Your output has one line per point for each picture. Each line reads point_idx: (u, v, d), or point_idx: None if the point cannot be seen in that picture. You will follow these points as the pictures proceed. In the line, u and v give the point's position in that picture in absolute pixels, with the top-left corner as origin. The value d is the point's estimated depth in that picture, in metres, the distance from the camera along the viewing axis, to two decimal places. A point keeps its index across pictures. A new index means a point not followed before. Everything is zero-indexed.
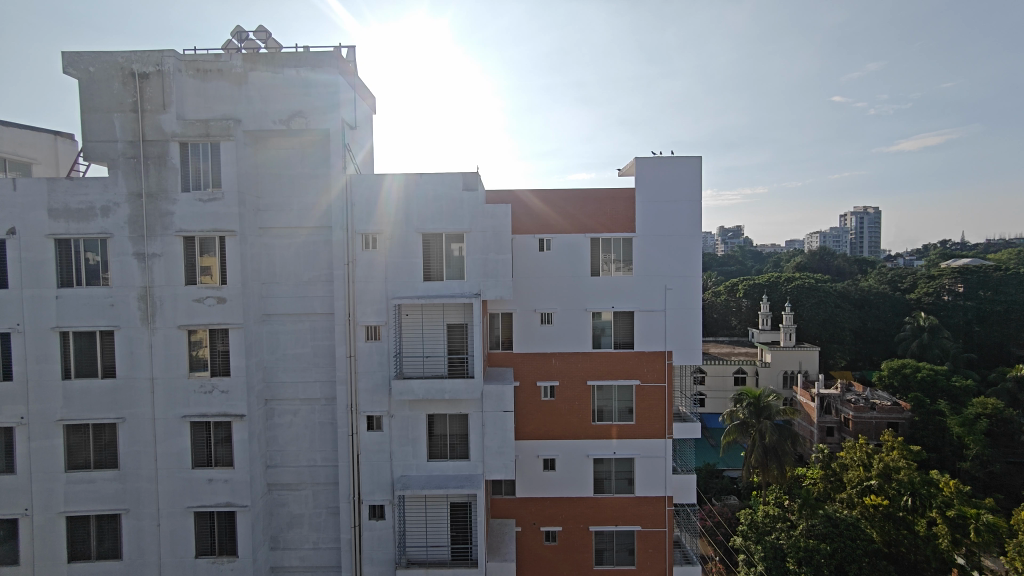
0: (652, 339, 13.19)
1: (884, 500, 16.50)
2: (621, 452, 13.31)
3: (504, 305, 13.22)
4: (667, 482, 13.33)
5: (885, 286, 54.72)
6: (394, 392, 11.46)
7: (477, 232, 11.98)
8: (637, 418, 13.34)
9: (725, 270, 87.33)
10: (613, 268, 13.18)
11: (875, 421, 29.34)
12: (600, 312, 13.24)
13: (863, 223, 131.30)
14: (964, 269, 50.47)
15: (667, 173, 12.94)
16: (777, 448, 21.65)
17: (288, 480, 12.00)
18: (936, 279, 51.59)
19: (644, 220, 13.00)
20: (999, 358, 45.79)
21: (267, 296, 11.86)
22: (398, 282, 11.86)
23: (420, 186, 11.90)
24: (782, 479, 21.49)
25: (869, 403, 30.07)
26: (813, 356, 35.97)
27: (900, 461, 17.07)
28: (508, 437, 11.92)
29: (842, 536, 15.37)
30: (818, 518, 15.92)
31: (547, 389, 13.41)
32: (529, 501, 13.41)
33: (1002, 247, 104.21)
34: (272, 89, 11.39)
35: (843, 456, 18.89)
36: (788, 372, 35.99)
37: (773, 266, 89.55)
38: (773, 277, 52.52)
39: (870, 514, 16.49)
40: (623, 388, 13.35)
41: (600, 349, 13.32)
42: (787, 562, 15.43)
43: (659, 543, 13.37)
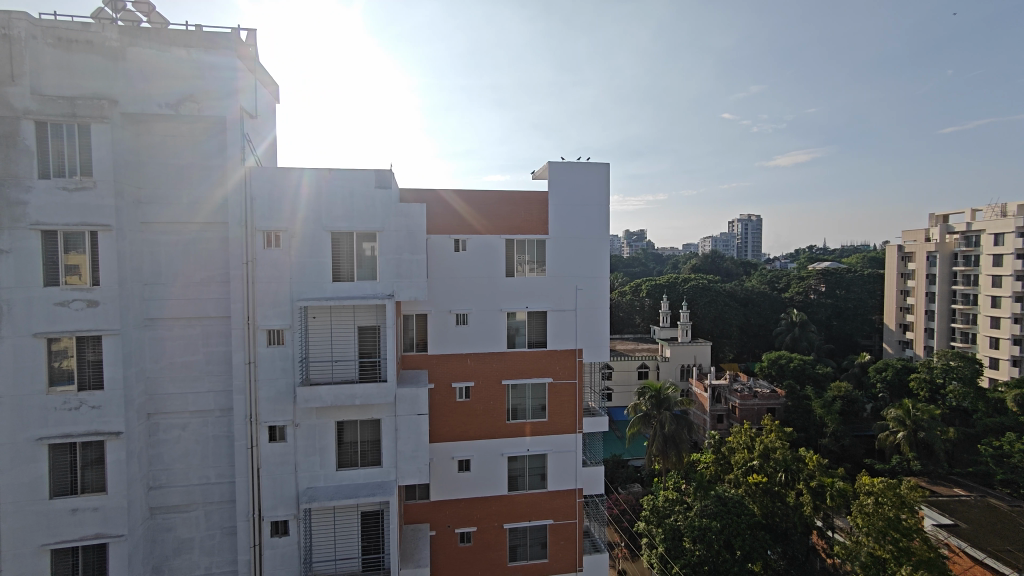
0: (565, 338, 13.66)
1: (763, 477, 18.40)
2: (535, 448, 13.63)
3: (418, 306, 13.00)
4: (577, 475, 13.88)
5: (765, 285, 61.30)
6: (300, 400, 10.81)
7: (390, 231, 11.67)
8: (550, 415, 13.75)
9: (630, 271, 93.07)
10: (528, 269, 13.47)
11: (757, 406, 32.79)
12: (515, 312, 13.47)
13: (745, 229, 146.55)
14: (825, 270, 57.94)
15: (578, 178, 13.47)
16: (674, 436, 23.37)
17: (175, 502, 10.86)
18: (804, 279, 58.73)
19: (557, 223, 13.43)
20: (850, 347, 53.33)
21: (149, 298, 10.65)
22: (304, 282, 11.20)
23: (330, 182, 11.37)
24: (680, 464, 23.25)
25: (752, 390, 33.49)
26: (705, 349, 39.33)
27: (775, 441, 19.12)
28: (422, 440, 11.74)
29: (729, 513, 16.93)
30: (709, 499, 17.37)
31: (463, 390, 13.39)
32: (444, 503, 13.30)
33: (852, 253, 121.80)
34: (157, 68, 10.27)
35: (730, 439, 20.75)
36: (685, 365, 39.03)
37: (671, 267, 96.96)
38: (671, 277, 56.66)
39: (753, 491, 18.26)
40: (536, 386, 13.69)
41: (514, 349, 13.55)
42: (683, 541, 16.82)
43: (570, 534, 13.87)
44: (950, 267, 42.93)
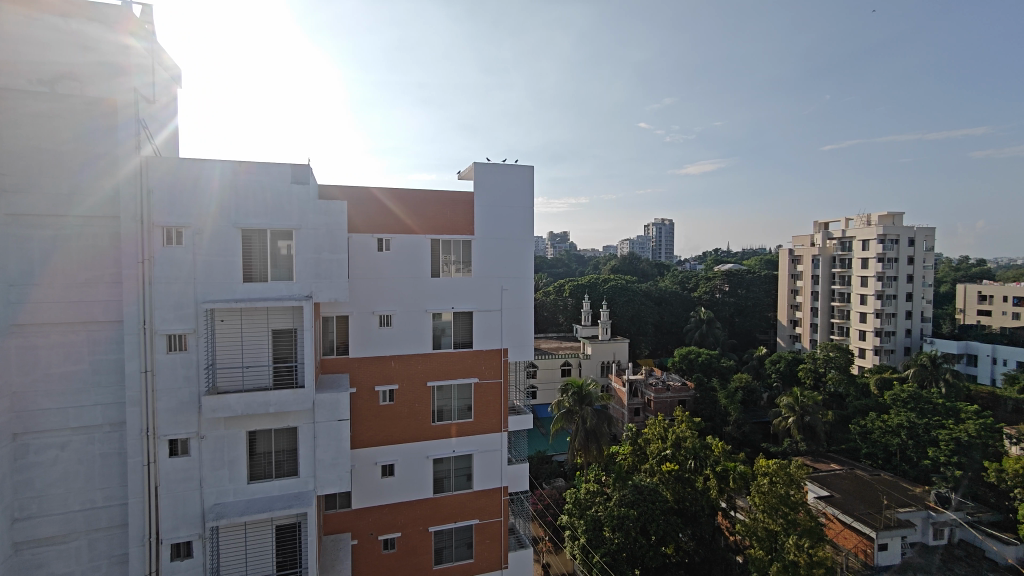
0: (490, 337, 13.77)
1: (675, 465, 19.70)
2: (460, 449, 13.62)
3: (339, 307, 12.54)
4: (502, 473, 14.07)
5: (676, 285, 65.51)
6: (206, 410, 10.01)
7: (308, 229, 11.13)
8: (475, 415, 13.80)
9: (553, 273, 95.59)
10: (453, 269, 13.43)
11: (669, 399, 34.97)
12: (440, 313, 13.37)
13: (659, 232, 155.76)
14: (728, 272, 62.98)
15: (503, 179, 13.64)
16: (595, 431, 24.36)
17: (49, 533, 9.54)
18: (710, 280, 63.47)
19: (482, 223, 13.51)
20: (749, 342, 58.41)
21: (17, 302, 9.18)
22: (211, 283, 10.41)
23: (244, 176, 10.67)
24: (600, 457, 24.24)
25: (665, 384, 35.67)
26: (623, 346, 41.26)
27: (686, 430, 20.50)
28: (343, 447, 11.32)
29: (645, 500, 17.90)
30: (627, 488, 18.29)
31: (386, 393, 13.08)
32: (366, 511, 12.92)
33: (750, 255, 133.62)
34: (26, 39, 9.05)
35: (646, 431, 21.97)
36: (604, 362, 40.70)
37: (592, 268, 100.81)
38: (591, 278, 58.86)
39: (666, 478, 19.50)
40: (462, 387, 13.67)
41: (440, 350, 13.45)
42: (603, 531, 17.60)
43: (496, 532, 14.04)
44: (829, 268, 48.53)
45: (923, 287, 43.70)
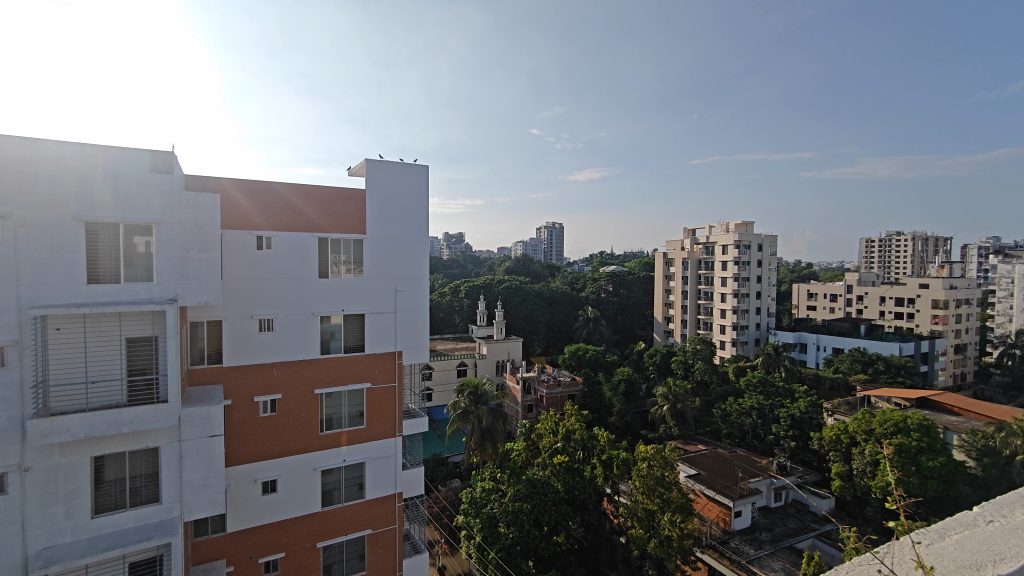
0: (383, 340, 13.39)
1: (566, 456, 20.73)
2: (351, 458, 13.06)
3: (210, 312, 11.40)
4: (397, 479, 13.75)
5: (566, 286, 68.80)
6: (33, 436, 8.38)
7: (171, 224, 10.02)
8: (368, 421, 13.31)
9: (449, 273, 95.25)
10: (343, 269, 12.85)
11: (560, 394, 36.66)
12: (329, 316, 12.73)
13: (550, 234, 162.15)
14: (613, 274, 67.20)
15: (397, 177, 13.34)
16: (491, 429, 24.66)
17: None
18: (596, 281, 66.77)
19: (374, 222, 13.06)
20: (630, 338, 63.30)
21: None
22: (42, 285, 8.78)
23: (90, 162, 9.25)
24: (495, 455, 24.65)
25: (556, 380, 37.32)
26: (517, 345, 42.39)
27: (575, 423, 21.64)
28: (216, 466, 10.31)
29: (537, 493, 18.60)
30: (521, 483, 18.87)
31: (267, 404, 12.14)
32: (243, 533, 11.87)
33: (631, 257, 144.33)
34: None
35: (539, 426, 22.83)
36: (500, 361, 41.47)
37: (488, 268, 102.14)
38: (487, 278, 59.64)
39: (557, 470, 20.46)
40: (353, 393, 13.11)
41: (329, 355, 12.77)
42: (499, 527, 17.95)
43: (389, 540, 13.66)
44: (696, 270, 54.27)
45: (769, 287, 50.66)
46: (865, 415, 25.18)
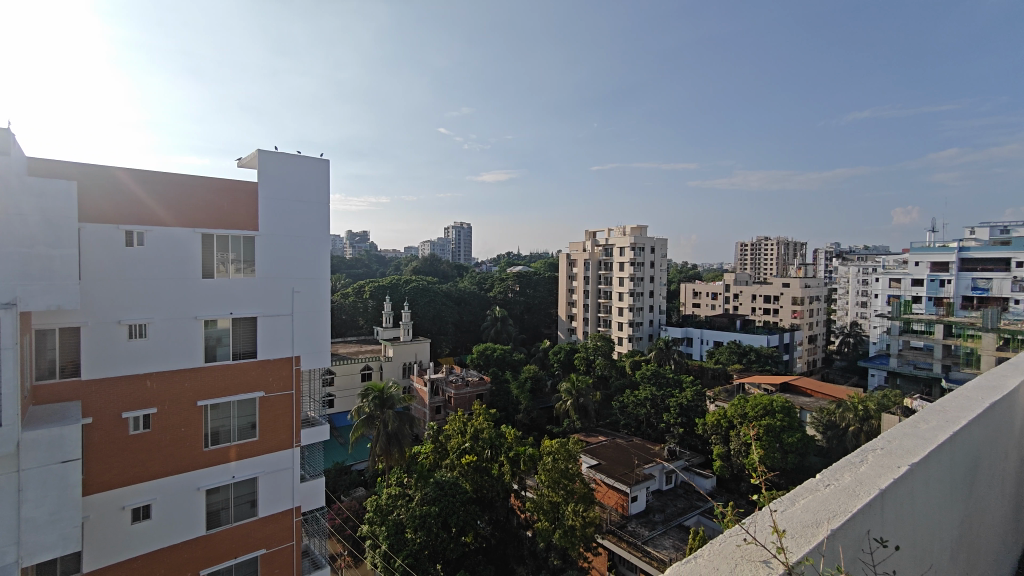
0: (278, 345, 12.50)
1: (474, 456, 20.85)
2: (241, 474, 12.04)
3: (64, 318, 9.88)
4: (294, 492, 12.93)
5: (474, 286, 69.01)
6: None
7: (11, 215, 8.55)
8: (261, 433, 12.33)
9: (352, 273, 91.18)
10: (231, 269, 11.84)
11: (468, 394, 36.71)
12: (215, 320, 11.63)
13: (458, 235, 161.80)
14: (520, 274, 68.86)
15: (293, 171, 12.54)
16: (397, 433, 24.04)
17: None
18: (503, 281, 67.92)
19: (267, 218, 12.16)
20: (535, 336, 65.10)
21: None
22: None
23: None
24: (401, 460, 24.04)
25: (464, 380, 37.26)
26: (424, 346, 41.73)
27: (483, 423, 21.83)
28: (70, 496, 9.00)
29: (445, 495, 18.50)
30: (429, 487, 18.65)
31: (138, 420, 10.80)
32: (108, 569, 10.48)
33: (536, 258, 148.57)
34: None
35: (447, 427, 22.72)
36: (406, 363, 40.50)
37: (394, 268, 99.33)
38: (393, 278, 57.93)
39: (465, 470, 20.50)
40: (243, 403, 12.09)
41: (215, 363, 11.66)
42: (406, 532, 17.53)
43: (286, 559, 12.80)
44: (597, 271, 57.20)
45: (661, 287, 54.85)
46: (740, 401, 28.27)
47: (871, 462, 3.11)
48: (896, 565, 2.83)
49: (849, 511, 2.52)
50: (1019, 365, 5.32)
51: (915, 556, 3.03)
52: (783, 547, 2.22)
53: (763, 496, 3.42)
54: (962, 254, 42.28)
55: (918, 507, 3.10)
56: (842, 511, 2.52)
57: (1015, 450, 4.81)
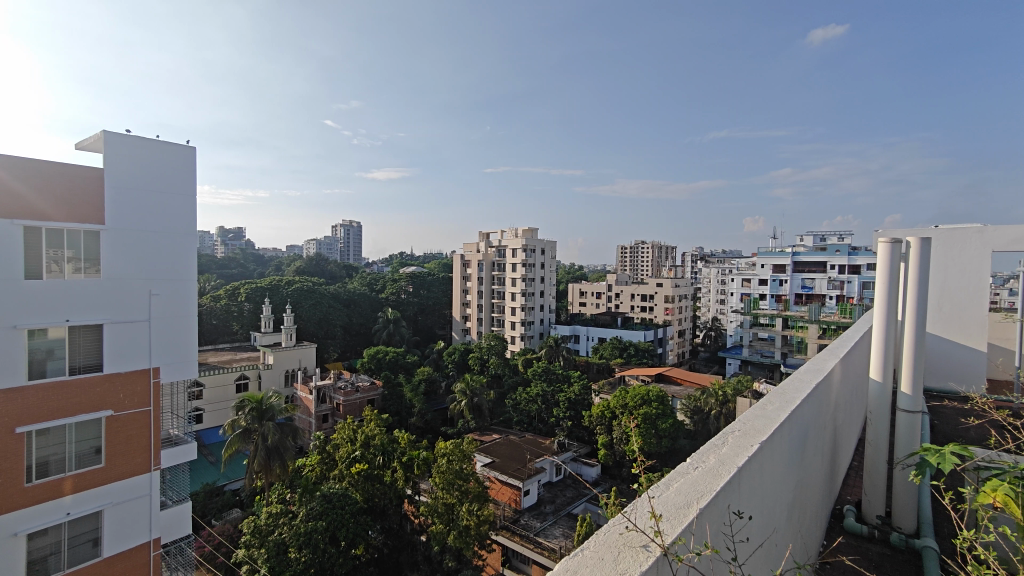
0: (132, 356, 10.98)
1: (364, 464, 20.01)
2: (81, 509, 10.26)
3: None
4: (153, 523, 11.44)
5: (365, 287, 66.27)
6: None
7: None
8: (109, 459, 10.66)
9: (224, 274, 82.60)
10: (67, 268, 10.10)
11: (358, 400, 35.17)
12: (44, 329, 9.76)
13: (347, 234, 154.29)
14: (413, 275, 67.58)
15: (151, 158, 11.08)
16: (279, 446, 22.29)
17: None
18: (396, 282, 66.16)
19: (117, 211, 10.60)
20: (429, 337, 64.31)
21: None
22: None
23: None
24: (283, 475, 22.29)
25: (354, 386, 35.61)
26: (310, 352, 39.18)
27: (374, 429, 21.07)
28: None
29: (333, 508, 17.57)
30: (316, 501, 17.57)
31: None
32: None
33: (431, 258, 146.63)
34: None
35: (335, 437, 21.58)
36: (289, 371, 37.64)
37: (274, 268, 91.79)
38: (272, 279, 53.44)
39: (355, 480, 19.64)
40: (84, 426, 10.32)
41: (44, 381, 9.77)
42: (289, 552, 16.24)
43: None
44: (490, 272, 58.02)
45: (551, 287, 57.26)
46: (622, 393, 30.51)
47: (731, 444, 3.60)
48: (750, 532, 3.32)
49: (713, 490, 2.89)
50: (834, 351, 6.48)
51: (762, 521, 3.56)
52: (659, 530, 2.47)
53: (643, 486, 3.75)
54: (795, 258, 49.77)
55: (765, 481, 3.64)
56: (707, 492, 2.88)
57: (831, 423, 5.84)
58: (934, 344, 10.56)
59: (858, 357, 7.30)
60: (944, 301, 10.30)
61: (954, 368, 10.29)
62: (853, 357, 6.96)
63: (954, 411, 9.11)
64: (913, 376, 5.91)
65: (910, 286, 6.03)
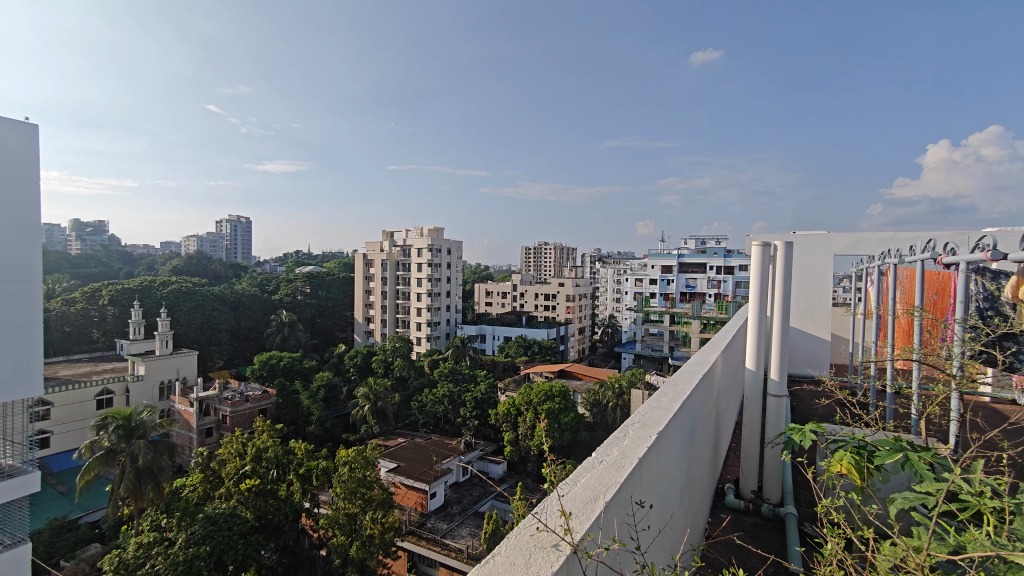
0: None
1: (256, 479, 18.41)
2: None
3: None
4: None
5: (255, 287, 60.98)
6: None
7: None
8: None
9: (80, 273, 71.50)
10: None
11: (248, 411, 32.38)
12: None
13: (234, 230, 141.24)
14: (310, 275, 63.52)
15: None
16: (153, 466, 19.61)
17: None
18: (291, 282, 61.75)
19: None
20: (328, 340, 60.88)
21: None
22: None
23: None
24: (158, 499, 19.73)
25: (243, 396, 32.68)
26: (190, 360, 35.32)
27: (267, 441, 19.51)
28: None
29: (218, 530, 15.97)
30: (198, 524, 15.85)
31: None
32: None
33: (330, 258, 138.93)
34: None
35: (221, 452, 19.67)
36: (164, 382, 33.55)
37: (146, 267, 81.28)
38: (143, 279, 47.22)
39: (245, 497, 17.98)
40: None
41: None
42: None
43: None
44: (394, 272, 56.30)
45: (457, 287, 56.97)
46: (528, 390, 31.17)
47: (632, 436, 3.81)
48: (650, 518, 3.53)
49: (617, 483, 3.02)
50: (716, 344, 7.14)
51: (659, 506, 3.80)
52: (568, 528, 2.51)
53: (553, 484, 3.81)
54: (681, 259, 54.31)
55: (662, 471, 3.89)
56: (612, 485, 3.01)
57: (714, 409, 6.41)
58: (796, 336, 12.00)
59: (736, 349, 8.10)
60: (803, 297, 11.79)
61: (808, 355, 11.84)
62: (731, 350, 7.71)
63: (808, 393, 10.48)
64: (779, 364, 6.69)
65: (777, 284, 6.79)
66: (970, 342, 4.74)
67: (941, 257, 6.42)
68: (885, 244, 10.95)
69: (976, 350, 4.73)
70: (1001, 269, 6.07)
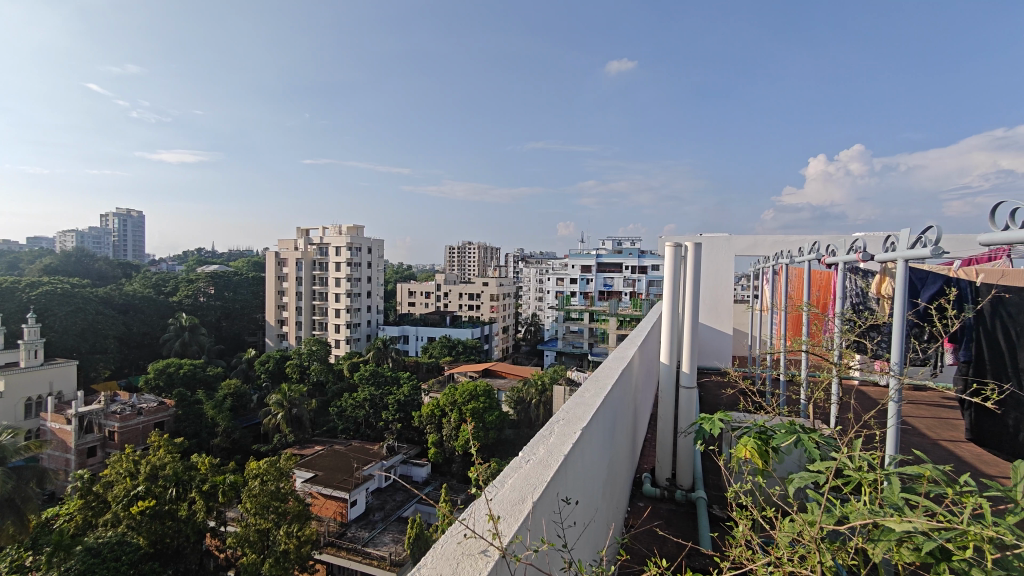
0: None
1: (151, 500, 16.56)
2: None
3: None
4: None
5: (147, 288, 54.95)
6: None
7: None
8: None
9: None
10: None
11: (141, 425, 29.02)
12: None
13: (122, 225, 126.30)
14: (213, 275, 58.39)
15: None
16: (14, 496, 16.82)
17: None
18: (192, 283, 56.37)
19: None
20: (236, 344, 56.31)
21: None
22: None
23: None
24: (22, 534, 16.58)
25: (134, 408, 29.25)
26: (66, 372, 31.43)
27: (163, 457, 17.70)
28: None
29: (104, 561, 14.15)
30: (75, 558, 13.92)
31: None
32: None
33: (239, 256, 128.82)
34: None
35: (106, 473, 17.58)
36: (32, 398, 29.29)
37: (9, 266, 70.28)
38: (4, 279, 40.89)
39: (136, 522, 16.08)
40: None
41: None
42: None
43: None
44: (310, 271, 53.38)
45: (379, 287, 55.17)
46: (452, 390, 30.87)
47: (557, 433, 3.86)
48: (576, 514, 3.57)
49: (544, 481, 3.03)
50: (633, 340, 7.47)
51: (584, 501, 3.87)
52: (497, 532, 2.46)
53: (480, 487, 3.75)
54: (599, 260, 56.52)
55: (585, 465, 3.96)
56: (539, 484, 3.00)
57: (632, 402, 6.69)
58: (704, 331, 12.83)
59: (651, 343, 8.51)
60: (710, 295, 12.67)
61: (714, 349, 12.73)
62: (647, 345, 8.10)
63: (715, 384, 11.27)
64: (689, 358, 7.13)
65: (687, 281, 7.23)
66: (848, 333, 5.30)
67: (824, 258, 7.16)
68: (778, 246, 12.06)
69: (851, 340, 5.30)
70: (871, 268, 6.86)
